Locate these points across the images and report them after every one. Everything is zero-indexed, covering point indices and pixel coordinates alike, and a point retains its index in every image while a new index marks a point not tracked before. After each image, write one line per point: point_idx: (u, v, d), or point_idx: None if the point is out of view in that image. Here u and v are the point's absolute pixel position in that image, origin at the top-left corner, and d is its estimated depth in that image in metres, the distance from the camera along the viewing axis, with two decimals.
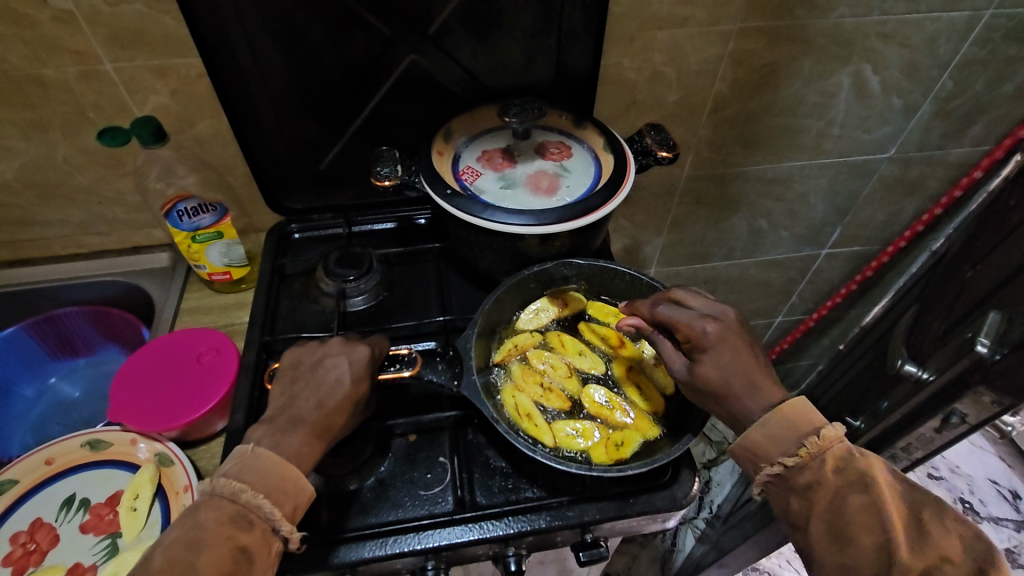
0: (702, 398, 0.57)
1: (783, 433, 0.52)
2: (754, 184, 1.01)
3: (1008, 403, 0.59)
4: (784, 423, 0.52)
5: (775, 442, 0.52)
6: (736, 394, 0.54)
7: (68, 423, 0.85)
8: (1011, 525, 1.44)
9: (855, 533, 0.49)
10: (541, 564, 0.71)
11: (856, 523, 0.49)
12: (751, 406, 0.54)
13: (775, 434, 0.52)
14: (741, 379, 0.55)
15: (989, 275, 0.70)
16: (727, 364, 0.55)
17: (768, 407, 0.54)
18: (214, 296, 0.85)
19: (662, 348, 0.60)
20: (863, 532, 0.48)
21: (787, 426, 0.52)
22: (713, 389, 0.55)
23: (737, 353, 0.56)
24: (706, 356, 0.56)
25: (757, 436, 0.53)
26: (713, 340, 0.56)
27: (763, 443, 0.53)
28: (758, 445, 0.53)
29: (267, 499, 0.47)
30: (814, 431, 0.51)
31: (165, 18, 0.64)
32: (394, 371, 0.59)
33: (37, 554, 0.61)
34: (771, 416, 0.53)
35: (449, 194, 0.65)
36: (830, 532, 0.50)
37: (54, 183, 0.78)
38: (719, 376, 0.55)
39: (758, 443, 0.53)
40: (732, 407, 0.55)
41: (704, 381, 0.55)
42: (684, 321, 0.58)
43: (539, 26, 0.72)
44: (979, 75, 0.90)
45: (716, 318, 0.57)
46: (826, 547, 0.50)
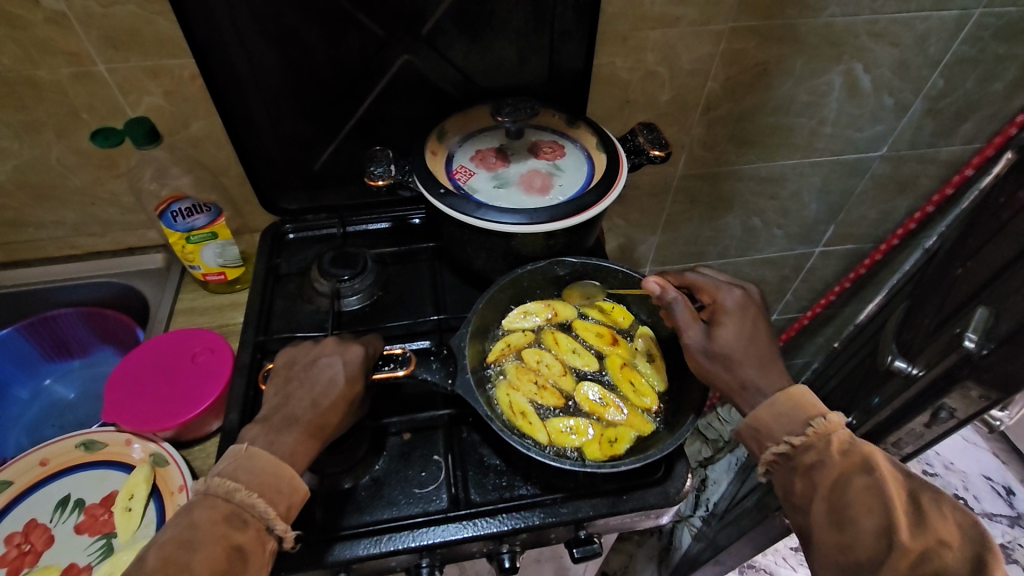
0: (715, 362, 0.58)
1: (791, 413, 0.54)
2: (747, 182, 1.02)
3: (996, 397, 0.60)
4: (793, 405, 0.55)
5: (781, 420, 0.55)
6: (751, 357, 0.58)
7: (63, 424, 0.85)
8: (1005, 521, 1.46)
9: (854, 515, 0.49)
10: (537, 562, 0.71)
11: (857, 505, 0.49)
12: (763, 384, 0.57)
13: (781, 413, 0.55)
14: (757, 345, 0.59)
15: (978, 271, 0.70)
16: (746, 329, 0.59)
17: (777, 390, 0.57)
18: (208, 296, 0.85)
19: (676, 314, 0.60)
20: (863, 515, 0.49)
21: (795, 408, 0.55)
22: (732, 349, 0.58)
23: (757, 320, 0.60)
24: (729, 318, 0.60)
25: (764, 414, 0.55)
26: (740, 304, 0.61)
27: (769, 421, 0.55)
28: (764, 423, 0.55)
29: (261, 498, 0.47)
30: (822, 413, 0.53)
31: (158, 19, 0.64)
32: (389, 371, 0.58)
33: (31, 555, 0.61)
34: (780, 396, 0.55)
35: (442, 194, 0.65)
36: (831, 514, 0.51)
37: (47, 185, 0.78)
38: (738, 336, 0.58)
39: (764, 421, 0.55)
40: (744, 372, 0.57)
41: (725, 340, 0.58)
42: (712, 287, 0.63)
43: (532, 26, 0.72)
44: (969, 74, 0.91)
45: (741, 287, 0.62)
46: (825, 530, 0.51)
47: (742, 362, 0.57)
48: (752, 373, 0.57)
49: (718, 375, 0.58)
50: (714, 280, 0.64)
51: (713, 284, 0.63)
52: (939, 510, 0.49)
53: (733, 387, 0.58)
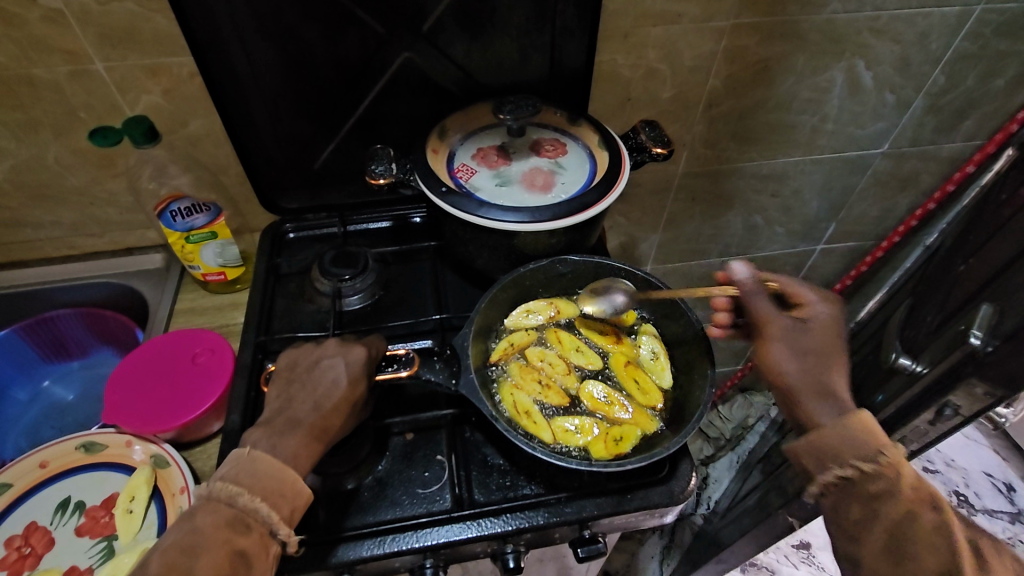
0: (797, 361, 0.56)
1: (863, 436, 0.52)
2: (749, 180, 1.01)
3: (1001, 394, 0.60)
4: (864, 427, 0.53)
5: (848, 442, 0.53)
6: (833, 367, 0.56)
7: (62, 427, 0.84)
8: (1006, 517, 1.46)
9: (917, 551, 0.51)
10: (540, 561, 0.71)
11: (921, 542, 0.51)
12: (840, 398, 0.55)
13: (850, 436, 0.53)
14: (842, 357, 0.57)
15: (982, 268, 0.70)
16: (833, 335, 0.58)
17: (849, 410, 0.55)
18: (209, 296, 0.84)
19: (757, 305, 0.60)
20: (926, 551, 0.51)
21: (866, 432, 0.53)
22: (815, 353, 0.57)
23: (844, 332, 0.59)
24: (821, 323, 0.58)
25: (830, 432, 0.53)
26: (833, 314, 0.59)
27: (834, 441, 0.53)
28: (830, 442, 0.53)
29: (264, 502, 0.47)
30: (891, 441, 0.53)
31: (157, 16, 0.64)
32: (392, 371, 0.58)
33: (32, 558, 0.61)
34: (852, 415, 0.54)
35: (444, 192, 0.64)
36: (889, 547, 0.52)
37: (45, 184, 0.77)
38: (825, 343, 0.57)
39: (830, 440, 0.53)
40: (824, 380, 0.56)
41: (811, 342, 0.57)
42: (804, 291, 0.60)
43: (533, 23, 0.72)
44: (971, 71, 0.90)
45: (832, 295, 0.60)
46: (880, 558, 0.52)
47: (823, 369, 0.56)
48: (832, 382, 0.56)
49: (795, 375, 0.56)
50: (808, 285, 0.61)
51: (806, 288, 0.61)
52: (998, 556, 0.52)
53: (808, 393, 0.56)
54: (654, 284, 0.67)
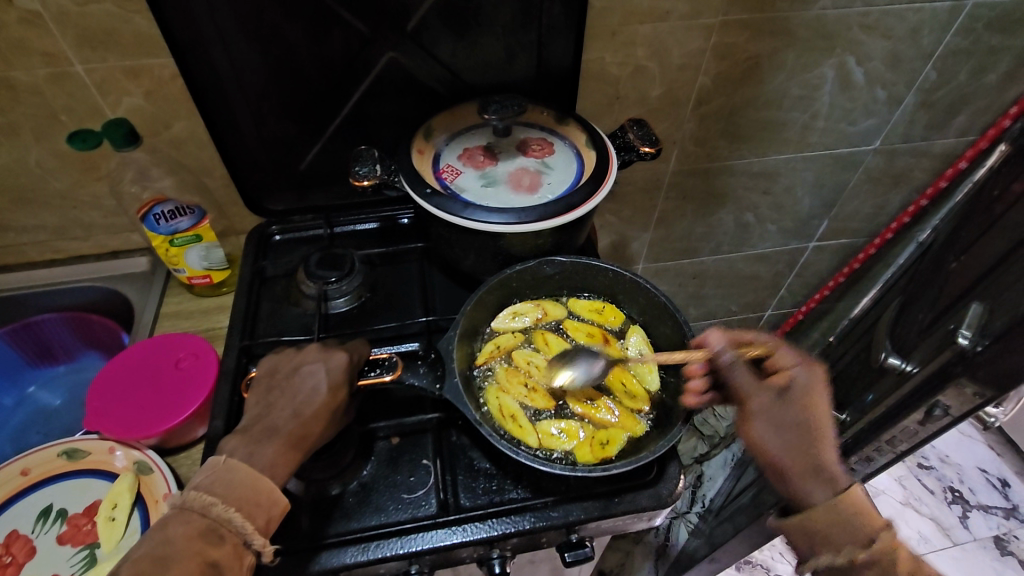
0: (779, 435, 0.58)
1: (851, 522, 0.54)
2: (740, 178, 1.01)
3: (991, 394, 0.59)
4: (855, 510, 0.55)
5: (840, 528, 0.55)
6: (817, 440, 0.58)
7: (48, 432, 0.84)
8: (1000, 513, 1.46)
9: None
10: (532, 563, 0.69)
11: None
12: (833, 473, 0.57)
13: (842, 522, 0.55)
14: (825, 426, 0.59)
15: (973, 265, 0.70)
16: (810, 403, 0.59)
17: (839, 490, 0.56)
18: (194, 300, 0.83)
19: (732, 374, 0.60)
20: None
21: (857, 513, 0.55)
22: (794, 425, 0.59)
23: (825, 398, 0.60)
24: (798, 393, 0.60)
25: (823, 515, 0.56)
26: (811, 382, 0.60)
27: (827, 528, 0.56)
28: (821, 526, 0.56)
29: (238, 512, 0.46)
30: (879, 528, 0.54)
31: (135, 18, 0.63)
32: (375, 376, 0.56)
33: (14, 567, 0.61)
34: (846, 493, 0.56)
35: (428, 193, 0.64)
36: None
37: (27, 189, 0.76)
38: (802, 414, 0.59)
39: (825, 524, 0.56)
40: (810, 454, 0.58)
41: (789, 414, 0.59)
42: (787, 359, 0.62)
43: (519, 22, 0.71)
44: (963, 66, 0.90)
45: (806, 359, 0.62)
46: None
47: (808, 442, 0.58)
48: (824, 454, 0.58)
49: (784, 453, 0.58)
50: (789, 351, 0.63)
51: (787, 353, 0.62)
52: None
53: (801, 472, 0.58)
54: (642, 284, 0.66)
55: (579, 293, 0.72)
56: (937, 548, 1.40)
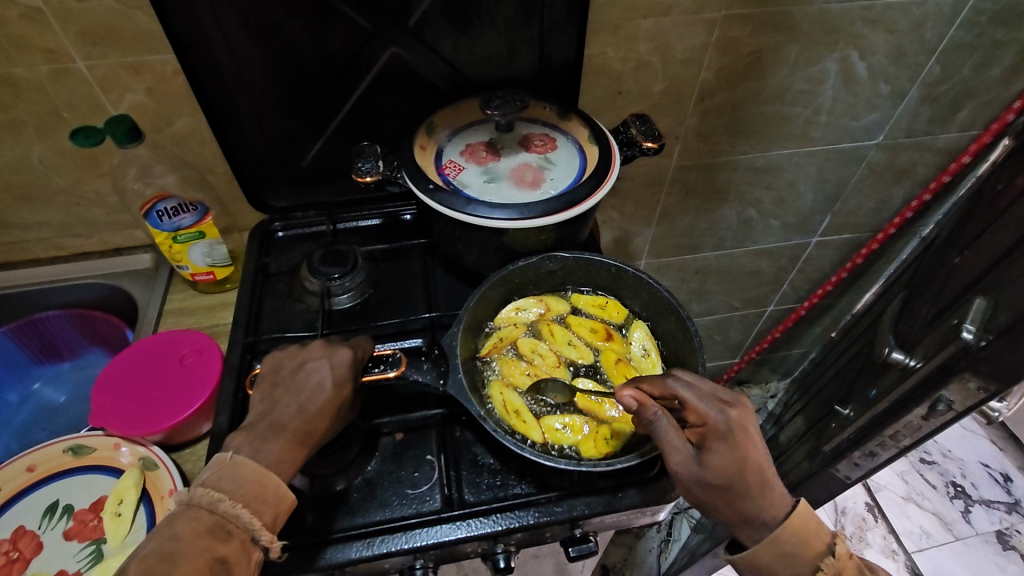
0: (710, 495, 0.53)
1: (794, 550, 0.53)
2: (742, 173, 1.00)
3: (994, 389, 0.59)
4: (797, 539, 0.53)
5: (785, 561, 0.53)
6: (749, 491, 0.53)
7: (53, 429, 0.84)
8: (1002, 508, 1.46)
9: None
10: (536, 558, 0.69)
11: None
12: (768, 516, 0.53)
13: (787, 555, 0.53)
14: (757, 474, 0.53)
15: (977, 260, 0.69)
16: (740, 456, 0.52)
17: (778, 521, 0.53)
18: (198, 297, 0.83)
19: (657, 431, 0.54)
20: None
21: (800, 542, 0.53)
22: (722, 483, 0.52)
23: (751, 445, 0.53)
24: (719, 448, 0.52)
25: (766, 555, 0.53)
26: (732, 429, 0.53)
27: (772, 562, 0.54)
28: (766, 562, 0.54)
29: (246, 509, 0.46)
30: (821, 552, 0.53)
31: (136, 13, 0.63)
32: (379, 372, 0.57)
33: (20, 562, 0.61)
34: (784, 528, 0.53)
35: (431, 189, 0.64)
36: None
37: (30, 185, 0.76)
38: (731, 469, 0.52)
39: (768, 562, 0.54)
40: (743, 506, 0.53)
41: (714, 475, 0.52)
42: (702, 407, 0.54)
43: (520, 17, 0.71)
44: (967, 60, 0.89)
45: (735, 406, 0.54)
46: None
47: (741, 496, 0.53)
48: (755, 504, 0.53)
49: (715, 508, 0.54)
50: (701, 393, 0.54)
51: (700, 399, 0.54)
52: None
53: (735, 520, 0.54)
54: (646, 281, 0.66)
55: (581, 289, 0.72)
56: (938, 543, 1.40)
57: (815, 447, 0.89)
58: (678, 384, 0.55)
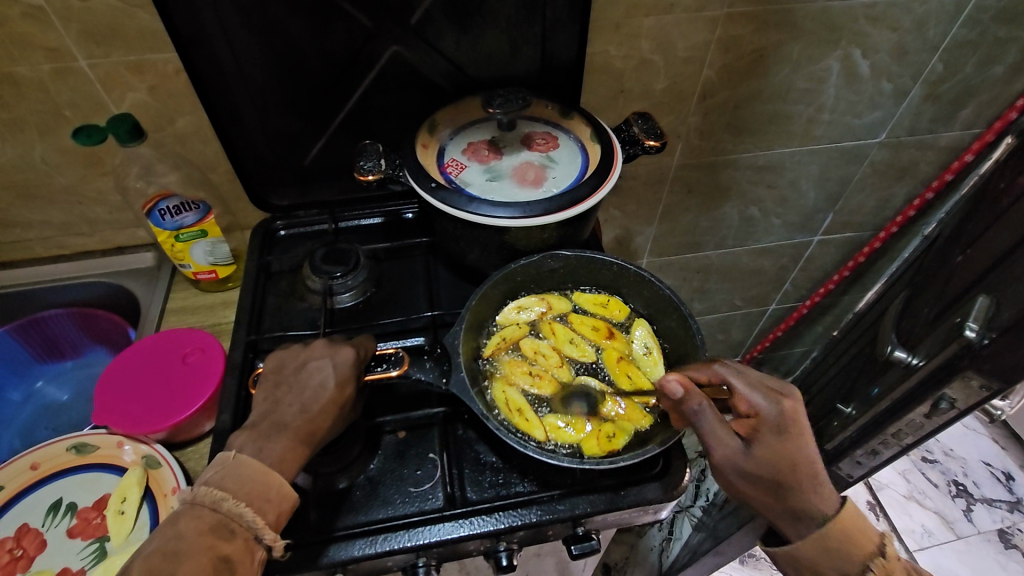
0: (754, 487, 0.53)
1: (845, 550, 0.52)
2: (744, 171, 1.00)
3: (997, 386, 0.59)
4: (847, 538, 0.52)
5: (831, 558, 0.53)
6: (796, 484, 0.53)
7: (56, 427, 0.84)
8: (1004, 506, 1.46)
9: None
10: (538, 556, 0.69)
11: None
12: (815, 512, 0.53)
13: (832, 552, 0.52)
14: (806, 467, 0.53)
15: (979, 258, 0.69)
16: (790, 447, 0.53)
17: (827, 517, 0.53)
18: (200, 296, 0.83)
19: (701, 422, 0.52)
20: None
21: (850, 541, 0.52)
22: (769, 474, 0.52)
23: (802, 437, 0.54)
24: (768, 438, 0.53)
25: (811, 550, 0.53)
26: (783, 420, 0.54)
27: (816, 559, 0.53)
28: (810, 559, 0.53)
29: (249, 507, 0.46)
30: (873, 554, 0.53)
31: (139, 12, 0.63)
32: (381, 371, 0.57)
33: (24, 560, 0.61)
34: (833, 528, 0.52)
35: (433, 187, 0.64)
36: None
37: (33, 184, 0.76)
38: (779, 461, 0.52)
39: (814, 557, 0.53)
40: (789, 499, 0.53)
41: (761, 466, 0.52)
42: (752, 396, 0.55)
43: (522, 15, 0.71)
44: (969, 58, 0.89)
45: (785, 397, 0.55)
46: None
47: (787, 489, 0.53)
48: (802, 497, 0.53)
49: (760, 500, 0.54)
50: (751, 383, 0.56)
51: (749, 389, 0.55)
52: None
53: (783, 514, 0.54)
54: (647, 279, 0.66)
55: (583, 288, 0.72)
56: (940, 541, 1.40)
57: None
58: (729, 373, 0.56)
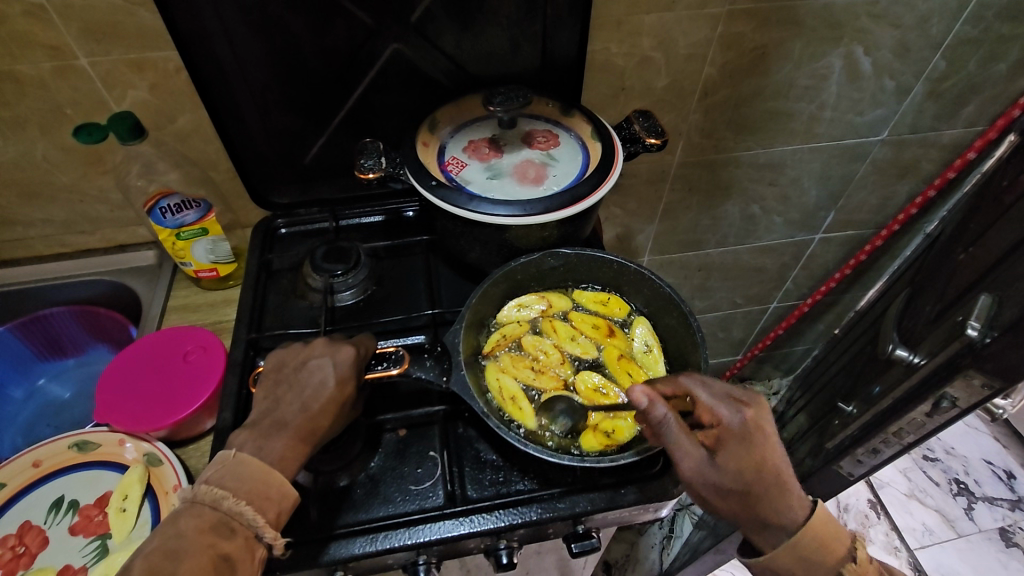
0: (724, 499, 0.52)
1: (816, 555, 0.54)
2: (746, 169, 1.00)
3: (999, 385, 0.59)
4: (817, 543, 0.53)
5: (804, 565, 0.54)
6: (763, 494, 0.53)
7: (58, 424, 0.84)
8: (1006, 504, 1.46)
9: None
10: (538, 554, 0.69)
11: None
12: (785, 521, 0.54)
13: (805, 561, 0.54)
14: (772, 476, 0.53)
15: (982, 255, 0.69)
16: (754, 458, 0.52)
17: (798, 525, 0.54)
18: (201, 293, 0.84)
19: (668, 435, 0.51)
20: None
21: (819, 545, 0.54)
22: (736, 486, 0.52)
23: (767, 447, 0.53)
24: (733, 449, 0.52)
25: (784, 558, 0.54)
26: (746, 431, 0.53)
27: (790, 566, 0.54)
28: (784, 566, 0.55)
29: (249, 505, 0.47)
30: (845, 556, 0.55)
31: (140, 10, 0.63)
32: (382, 370, 0.57)
33: (26, 557, 0.61)
34: (803, 536, 0.53)
35: (434, 185, 0.64)
36: None
37: (34, 182, 0.76)
38: (745, 471, 0.52)
39: (786, 564, 0.54)
40: (759, 509, 0.53)
41: (727, 478, 0.52)
42: (715, 407, 0.53)
43: (524, 12, 0.70)
44: (972, 55, 0.89)
45: (749, 406, 0.54)
46: None
47: (755, 498, 0.53)
48: (770, 506, 0.53)
49: (730, 511, 0.53)
50: (716, 393, 0.54)
51: (714, 400, 0.54)
52: None
53: (753, 523, 0.55)
54: (647, 275, 0.66)
55: (583, 285, 0.72)
56: (941, 539, 1.40)
57: (817, 444, 0.89)
58: (693, 384, 0.55)
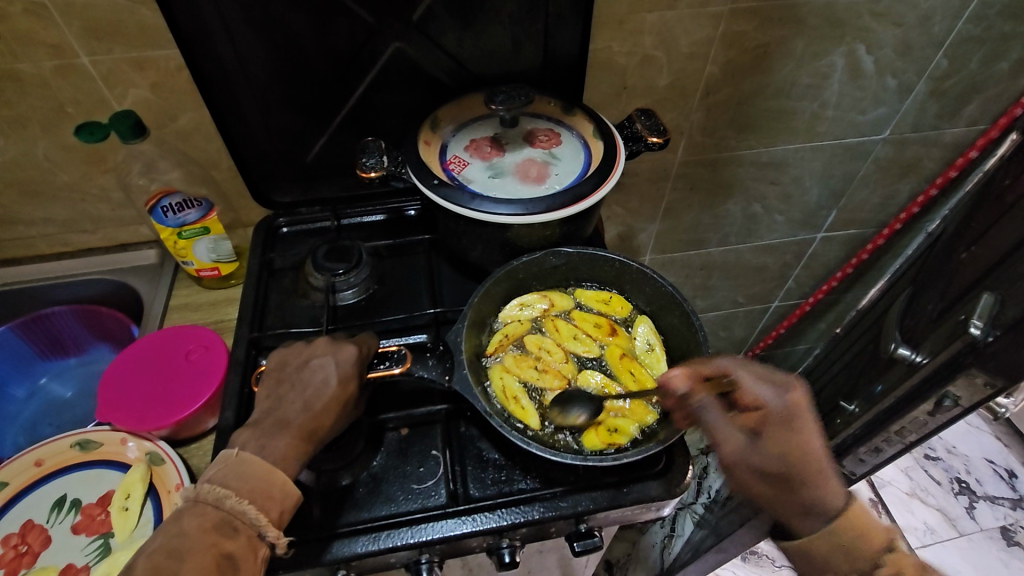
0: (762, 478, 0.54)
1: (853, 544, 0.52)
2: (748, 168, 1.00)
3: (1001, 385, 0.59)
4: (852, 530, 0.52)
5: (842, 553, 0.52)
6: (803, 476, 0.53)
7: (60, 423, 0.84)
8: (1007, 504, 1.46)
9: None
10: (540, 553, 0.69)
11: None
12: (825, 507, 0.53)
13: (843, 548, 0.52)
14: (812, 459, 0.54)
15: (984, 254, 0.69)
16: (795, 440, 0.54)
17: (836, 513, 0.53)
18: (202, 292, 0.84)
19: (707, 413, 0.54)
20: None
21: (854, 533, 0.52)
22: (774, 465, 0.54)
23: (808, 430, 0.55)
24: (772, 430, 0.55)
25: (824, 545, 0.53)
26: (787, 413, 0.55)
27: (828, 553, 0.53)
28: (822, 554, 0.53)
29: (252, 504, 0.47)
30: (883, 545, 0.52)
31: (142, 9, 0.63)
32: (384, 369, 0.57)
33: (29, 556, 0.61)
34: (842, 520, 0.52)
35: (435, 184, 0.63)
36: None
37: (35, 181, 0.76)
38: (784, 451, 0.54)
39: (824, 552, 0.53)
40: (797, 492, 0.54)
41: (764, 456, 0.54)
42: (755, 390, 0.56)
43: (525, 10, 0.70)
44: (974, 53, 0.88)
45: (790, 390, 0.56)
46: None
47: (794, 480, 0.54)
48: (810, 490, 0.53)
49: (769, 493, 0.54)
50: (758, 377, 0.57)
51: (756, 383, 0.56)
52: None
53: (793, 510, 0.54)
54: (648, 274, 0.67)
55: (584, 284, 0.72)
56: (943, 538, 1.40)
57: None
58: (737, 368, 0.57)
